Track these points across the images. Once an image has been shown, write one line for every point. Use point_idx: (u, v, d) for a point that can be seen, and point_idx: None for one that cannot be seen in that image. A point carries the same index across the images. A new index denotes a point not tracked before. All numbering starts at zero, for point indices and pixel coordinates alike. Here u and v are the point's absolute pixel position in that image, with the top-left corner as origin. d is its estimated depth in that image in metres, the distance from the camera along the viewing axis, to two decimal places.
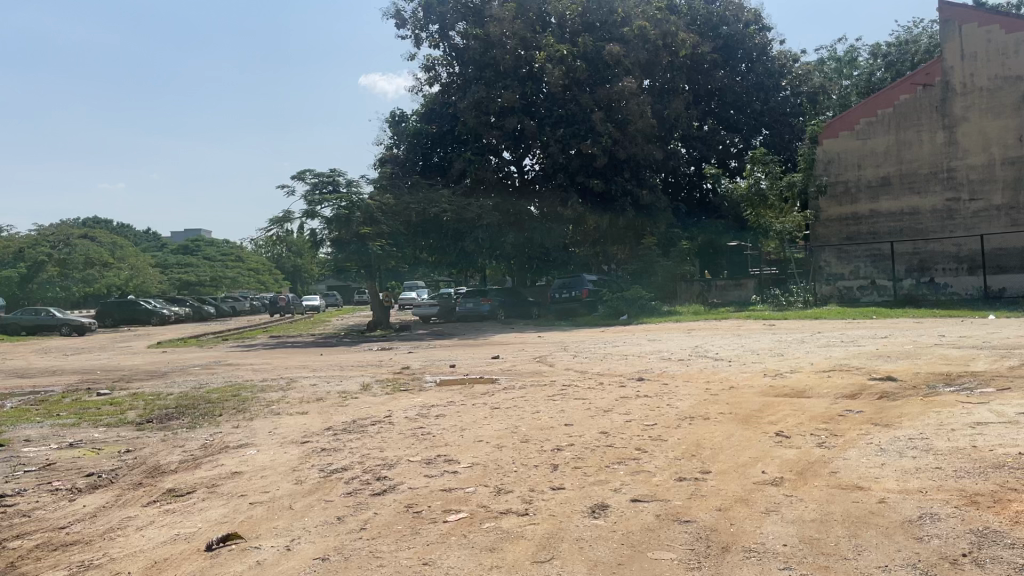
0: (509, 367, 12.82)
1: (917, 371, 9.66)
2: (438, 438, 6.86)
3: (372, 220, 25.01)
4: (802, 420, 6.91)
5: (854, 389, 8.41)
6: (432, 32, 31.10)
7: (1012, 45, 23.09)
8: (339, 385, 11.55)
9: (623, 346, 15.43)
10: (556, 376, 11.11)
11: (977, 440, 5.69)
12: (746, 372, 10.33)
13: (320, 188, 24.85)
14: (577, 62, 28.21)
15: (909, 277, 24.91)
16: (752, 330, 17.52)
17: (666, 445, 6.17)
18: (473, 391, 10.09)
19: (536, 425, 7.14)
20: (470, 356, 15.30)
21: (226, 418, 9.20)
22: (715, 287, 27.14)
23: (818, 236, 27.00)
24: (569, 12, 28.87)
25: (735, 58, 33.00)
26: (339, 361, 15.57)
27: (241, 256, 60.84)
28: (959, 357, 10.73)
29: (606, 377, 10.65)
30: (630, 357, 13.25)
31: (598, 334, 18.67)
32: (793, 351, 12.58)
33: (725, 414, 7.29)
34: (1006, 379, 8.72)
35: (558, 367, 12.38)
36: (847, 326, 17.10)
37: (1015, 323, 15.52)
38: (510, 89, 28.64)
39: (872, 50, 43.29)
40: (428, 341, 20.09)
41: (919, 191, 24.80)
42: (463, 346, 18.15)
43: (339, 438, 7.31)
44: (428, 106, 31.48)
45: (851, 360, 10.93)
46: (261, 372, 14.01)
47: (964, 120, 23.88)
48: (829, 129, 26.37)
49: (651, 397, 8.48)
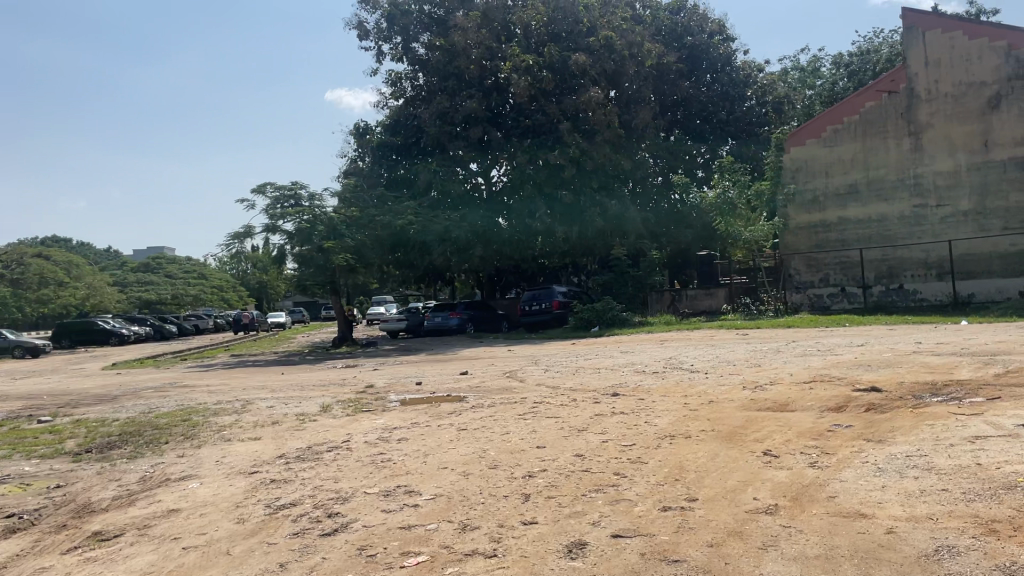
0: (478, 384, 12.27)
1: (901, 380, 9.28)
2: (399, 465, 6.30)
3: (335, 233, 24.42)
4: (789, 437, 6.46)
5: (840, 401, 8.00)
6: (396, 45, 30.54)
7: (975, 50, 23.12)
8: (297, 407, 10.93)
9: (596, 360, 14.96)
10: (527, 393, 10.60)
11: (981, 457, 5.28)
12: (725, 385, 9.88)
13: (281, 202, 24.26)
14: (544, 72, 27.94)
15: (879, 284, 24.82)
16: (727, 340, 17.18)
17: (646, 468, 5.67)
18: (439, 410, 9.53)
19: (506, 449, 6.60)
20: (437, 372, 14.73)
21: (172, 446, 8.56)
22: (685, 295, 26.89)
23: (788, 245, 26.67)
24: (534, 22, 28.44)
25: (700, 69, 33.01)
26: (300, 381, 14.92)
27: (203, 274, 59.84)
28: (942, 365, 10.38)
29: (579, 392, 10.17)
30: (603, 371, 12.78)
31: (569, 347, 18.20)
32: (771, 361, 12.18)
33: (707, 432, 6.82)
34: (995, 387, 8.37)
35: (528, 383, 11.86)
36: (822, 334, 16.85)
37: (991, 328, 15.29)
38: (473, 98, 28.68)
39: (834, 60, 43.75)
40: (394, 358, 19.48)
41: (886, 198, 24.75)
42: (431, 362, 17.56)
43: (291, 468, 6.73)
44: (392, 117, 30.93)
45: (832, 370, 10.55)
46: (215, 394, 13.31)
47: (929, 126, 23.88)
48: (796, 137, 26.23)
49: (628, 414, 7.99)
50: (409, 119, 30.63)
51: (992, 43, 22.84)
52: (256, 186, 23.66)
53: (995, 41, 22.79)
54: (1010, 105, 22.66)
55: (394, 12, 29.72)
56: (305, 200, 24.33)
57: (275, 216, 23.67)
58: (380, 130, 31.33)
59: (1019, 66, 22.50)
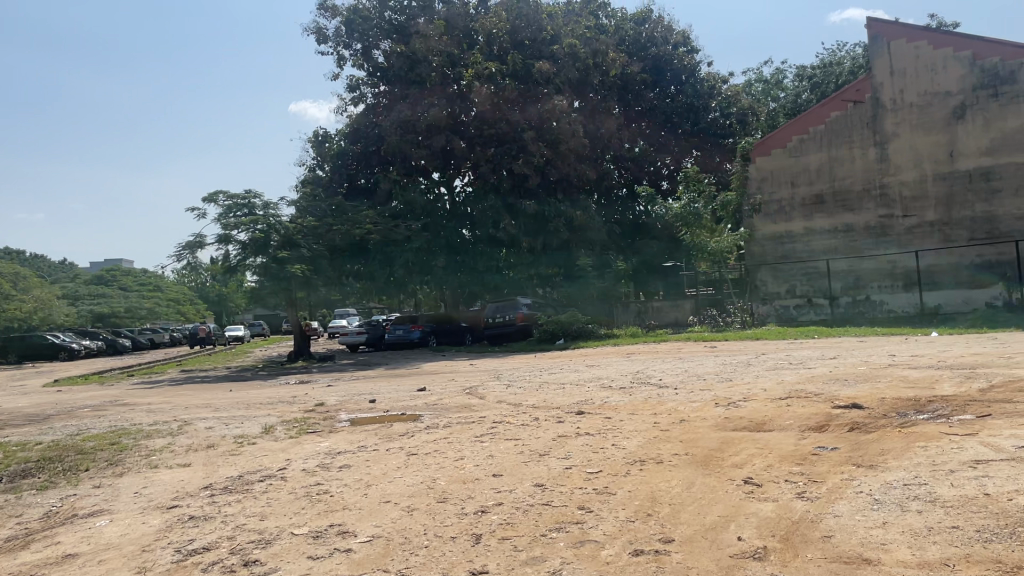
0: (435, 401, 11.52)
1: (882, 396, 8.74)
2: (337, 499, 5.57)
3: (292, 244, 23.61)
4: (771, 461, 5.85)
5: (820, 420, 7.42)
6: (356, 51, 29.79)
7: (940, 61, 23.02)
8: (237, 428, 10.09)
9: (559, 374, 14.29)
10: (486, 412, 9.90)
11: (987, 486, 4.72)
12: (696, 402, 9.28)
13: (234, 211, 23.14)
14: (506, 80, 27.31)
15: (846, 295, 24.76)
16: (695, 353, 16.66)
17: (615, 501, 5.03)
18: (390, 432, 8.78)
19: (457, 478, 5.90)
20: (394, 388, 13.94)
21: (90, 475, 7.72)
22: (651, 308, 26.41)
23: (754, 254, 26.55)
24: (496, 30, 27.96)
25: (664, 80, 32.70)
26: (247, 399, 14.02)
27: (160, 287, 58.17)
28: (923, 379, 9.90)
29: (542, 411, 9.49)
30: (567, 386, 12.12)
31: (532, 361, 17.52)
32: (742, 376, 11.62)
33: (679, 456, 6.19)
34: (981, 404, 7.86)
35: (488, 400, 11.15)
36: (791, 346, 16.42)
37: (962, 340, 14.96)
38: (436, 106, 27.55)
39: (797, 72, 44.00)
40: (351, 373, 18.67)
41: (852, 208, 24.56)
42: (388, 377, 16.76)
43: (215, 502, 5.96)
44: (352, 125, 29.59)
45: (807, 385, 10.02)
46: (154, 415, 12.40)
47: (895, 137, 23.75)
48: (762, 147, 26.09)
49: (593, 435, 7.33)
50: (370, 127, 29.29)
51: (956, 53, 22.76)
52: (208, 195, 22.70)
53: (959, 51, 22.72)
54: (974, 115, 22.57)
55: (353, 18, 28.88)
56: (260, 209, 23.40)
57: (227, 226, 22.73)
58: (341, 139, 30.41)
59: (983, 76, 22.40)
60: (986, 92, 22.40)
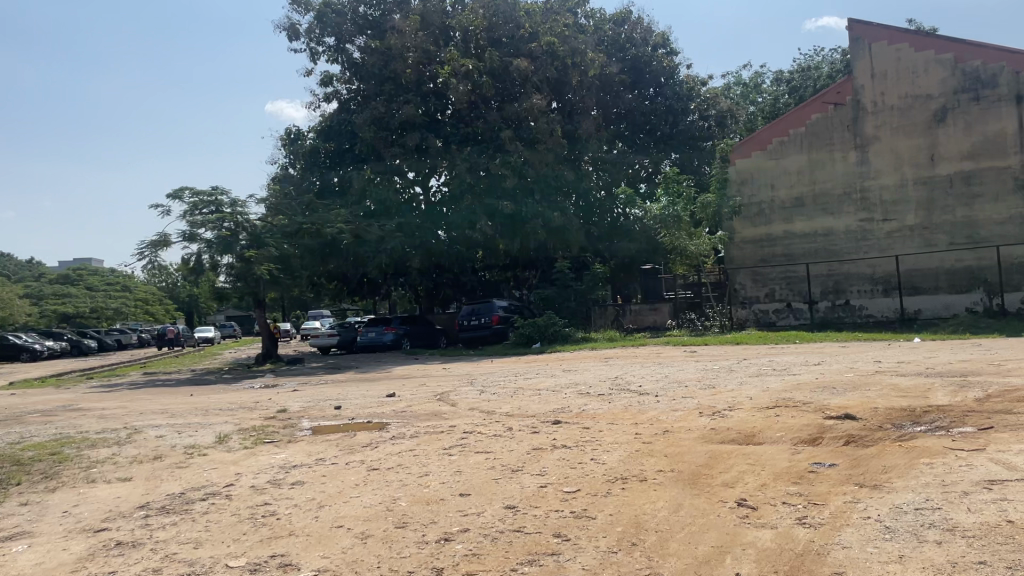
0: (403, 408, 10.92)
1: (875, 405, 8.26)
2: (284, 522, 4.98)
3: (260, 243, 22.82)
4: (764, 480, 5.35)
5: (813, 433, 6.92)
6: (329, 46, 29.06)
7: (922, 63, 22.77)
8: (190, 438, 9.42)
9: (535, 380, 13.74)
10: (457, 420, 9.31)
11: (1009, 512, 4.25)
12: (678, 411, 8.76)
13: (200, 208, 22.41)
14: (484, 78, 26.84)
15: (825, 300, 24.33)
16: (674, 358, 16.20)
17: (595, 527, 4.49)
18: (353, 442, 8.18)
19: (419, 499, 5.33)
20: (361, 394, 13.31)
21: (20, 491, 7.04)
22: (629, 310, 26.03)
23: (733, 258, 25.92)
24: (473, 27, 27.38)
25: (643, 82, 32.32)
26: (207, 404, 13.34)
27: (128, 286, 56.92)
28: (915, 388, 9.46)
29: (516, 420, 8.92)
30: (543, 393, 11.54)
31: (508, 365, 16.93)
32: (725, 382, 11.13)
33: (664, 473, 5.67)
34: (980, 415, 7.40)
35: (459, 407, 10.56)
36: (773, 351, 16.01)
37: (948, 347, 14.61)
38: (410, 104, 27.18)
39: (776, 76, 43.97)
40: (318, 377, 17.96)
41: (832, 212, 24.26)
42: (358, 381, 16.12)
43: (150, 525, 5.33)
44: (325, 123, 29.22)
45: (794, 393, 9.53)
46: (104, 422, 11.66)
47: (876, 140, 23.49)
48: (742, 148, 25.47)
49: (570, 448, 6.78)
50: (342, 125, 28.92)
51: (938, 56, 22.53)
52: (173, 192, 21.91)
53: (941, 54, 22.48)
54: (955, 119, 22.40)
55: (326, 12, 28.16)
56: (227, 207, 22.61)
57: (193, 224, 21.97)
58: (313, 136, 29.64)
59: (965, 80, 22.23)
60: (967, 96, 22.24)
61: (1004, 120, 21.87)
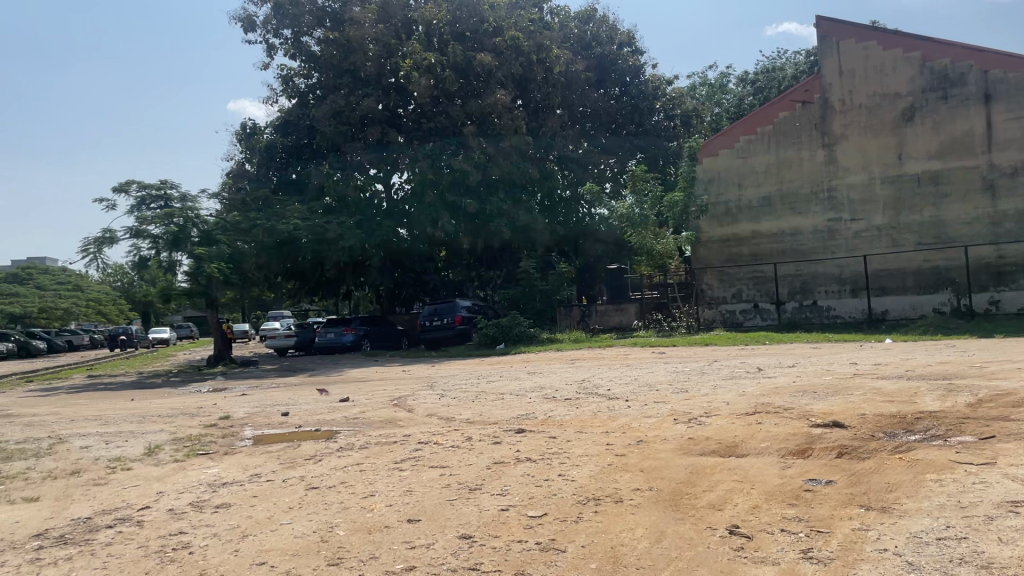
0: (356, 415, 10.13)
1: (861, 411, 7.68)
2: (202, 558, 4.22)
3: (211, 240, 21.80)
4: (755, 500, 4.71)
5: (800, 443, 6.31)
6: (286, 39, 28.10)
7: (889, 61, 22.52)
8: (116, 449, 8.54)
9: (497, 383, 13.05)
10: (412, 428, 8.56)
11: None
12: (652, 418, 8.11)
13: (147, 203, 21.35)
14: (447, 71, 26.04)
15: (792, 300, 23.97)
16: (643, 359, 15.63)
17: (566, 564, 3.82)
18: (295, 455, 7.39)
19: (362, 527, 4.59)
20: (312, 398, 12.49)
21: None
22: (595, 311, 25.37)
23: (700, 257, 25.45)
24: (436, 21, 26.58)
25: (609, 80, 31.83)
26: (145, 411, 12.43)
27: (78, 286, 55.02)
28: (899, 392, 8.93)
29: (476, 428, 8.18)
30: (506, 398, 10.83)
31: (470, 367, 16.19)
32: (698, 386, 10.52)
33: (643, 493, 5.00)
34: (977, 422, 6.86)
35: (416, 413, 9.81)
36: (743, 353, 15.55)
37: (923, 348, 14.23)
38: (371, 97, 26.33)
39: (741, 76, 43.98)
40: (270, 380, 17.02)
41: (800, 211, 23.93)
42: (311, 385, 15.28)
43: (41, 560, 4.51)
44: (283, 116, 28.17)
45: (772, 397, 8.93)
46: (27, 431, 10.66)
47: (844, 138, 23.20)
48: (709, 147, 25.09)
49: (536, 461, 6.09)
50: (301, 119, 27.90)
51: (906, 54, 22.28)
52: (118, 185, 20.86)
53: (909, 52, 22.24)
54: (923, 118, 22.14)
55: (282, 3, 27.24)
56: (176, 201, 21.55)
57: (138, 219, 20.88)
58: (270, 131, 28.57)
59: (933, 79, 21.99)
60: (935, 94, 21.99)
61: (972, 119, 21.61)
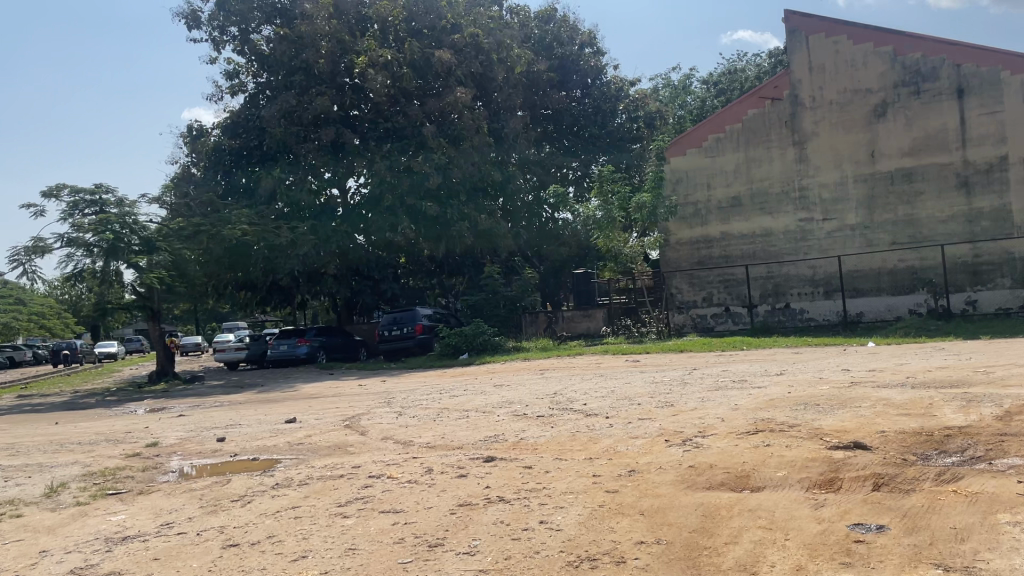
0: (302, 439, 8.95)
1: (879, 428, 6.71)
2: None
3: (151, 247, 20.24)
4: (796, 558, 3.69)
5: (824, 471, 5.31)
6: (235, 35, 26.70)
7: (860, 56, 21.92)
8: (13, 490, 7.24)
9: (460, 398, 11.90)
10: (365, 457, 7.42)
11: None
12: (640, 439, 7.07)
13: (80, 208, 19.79)
14: (403, 69, 24.97)
15: (764, 303, 23.23)
16: (616, 368, 14.61)
17: None
18: (223, 495, 6.20)
19: None
20: (254, 420, 11.22)
21: None
22: (562, 317, 24.32)
23: (669, 261, 24.64)
24: (392, 18, 25.46)
25: (570, 82, 30.91)
26: (65, 437, 11.05)
27: (21, 297, 52.58)
28: (912, 402, 7.99)
29: (438, 456, 7.06)
30: (471, 416, 9.71)
31: (433, 380, 15.03)
32: (684, 399, 9.51)
33: (653, 549, 3.94)
34: (1020, 440, 5.94)
35: (370, 437, 8.63)
36: (722, 360, 14.59)
37: (912, 352, 13.41)
38: (324, 96, 24.96)
39: (702, 78, 43.51)
40: (214, 398, 15.65)
41: (771, 211, 23.17)
42: (256, 403, 13.97)
43: None
44: (230, 117, 26.79)
45: (771, 412, 7.91)
46: None
47: (814, 136, 22.53)
48: (676, 146, 24.24)
49: (511, 503, 4.99)
50: (251, 120, 26.46)
51: (877, 48, 21.70)
52: (47, 189, 19.34)
53: (879, 46, 21.67)
54: (895, 114, 21.55)
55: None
56: (112, 207, 20.04)
57: (72, 225, 19.31)
58: (218, 132, 27.01)
59: (905, 73, 21.40)
60: (908, 90, 21.39)
61: (945, 115, 21.05)
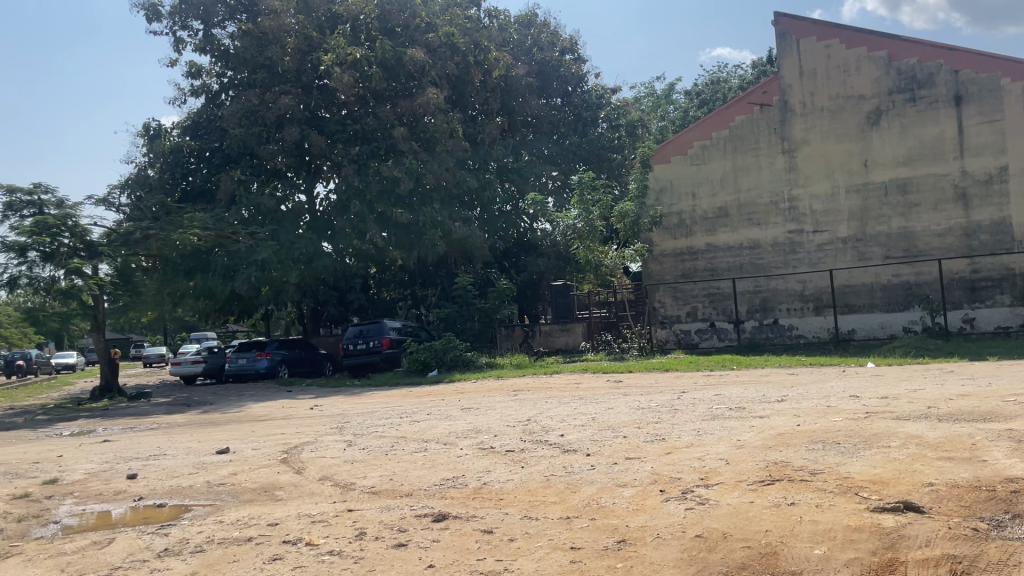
0: (225, 478, 7.52)
1: (923, 479, 5.42)
2: None
3: (96, 253, 18.78)
4: None
5: (876, 550, 4.04)
6: (195, 31, 25.15)
7: (853, 61, 20.84)
8: None
9: (420, 425, 10.46)
10: (290, 507, 6.02)
11: None
12: (629, 489, 5.72)
13: (15, 209, 18.20)
14: (372, 69, 23.56)
15: (751, 319, 22.06)
16: (597, 390, 13.23)
17: None
18: (95, 566, 4.79)
19: None
20: (181, 449, 9.73)
21: None
22: (539, 330, 23.01)
23: (651, 273, 23.44)
24: (363, 15, 24.11)
25: (550, 88, 29.74)
26: None
27: None
28: (949, 441, 6.73)
29: (378, 510, 5.65)
30: (430, 450, 8.31)
31: (395, 402, 13.57)
32: (677, 431, 8.16)
33: None
34: None
35: (306, 478, 7.24)
36: (712, 381, 13.32)
37: (921, 376, 12.17)
38: (289, 95, 23.37)
39: (685, 88, 42.63)
40: (153, 420, 14.11)
41: (758, 223, 22.04)
42: (193, 427, 12.44)
43: None
44: (191, 117, 25.37)
45: (783, 452, 6.61)
46: None
47: (805, 144, 21.41)
48: (661, 153, 23.01)
49: None
50: (213, 120, 25.21)
51: (870, 53, 20.63)
52: None
53: (873, 51, 20.59)
54: (889, 122, 20.51)
55: None
56: (52, 208, 18.53)
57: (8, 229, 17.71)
58: (178, 133, 25.51)
59: (900, 79, 20.37)
60: (902, 96, 20.36)
61: (942, 123, 20.02)
